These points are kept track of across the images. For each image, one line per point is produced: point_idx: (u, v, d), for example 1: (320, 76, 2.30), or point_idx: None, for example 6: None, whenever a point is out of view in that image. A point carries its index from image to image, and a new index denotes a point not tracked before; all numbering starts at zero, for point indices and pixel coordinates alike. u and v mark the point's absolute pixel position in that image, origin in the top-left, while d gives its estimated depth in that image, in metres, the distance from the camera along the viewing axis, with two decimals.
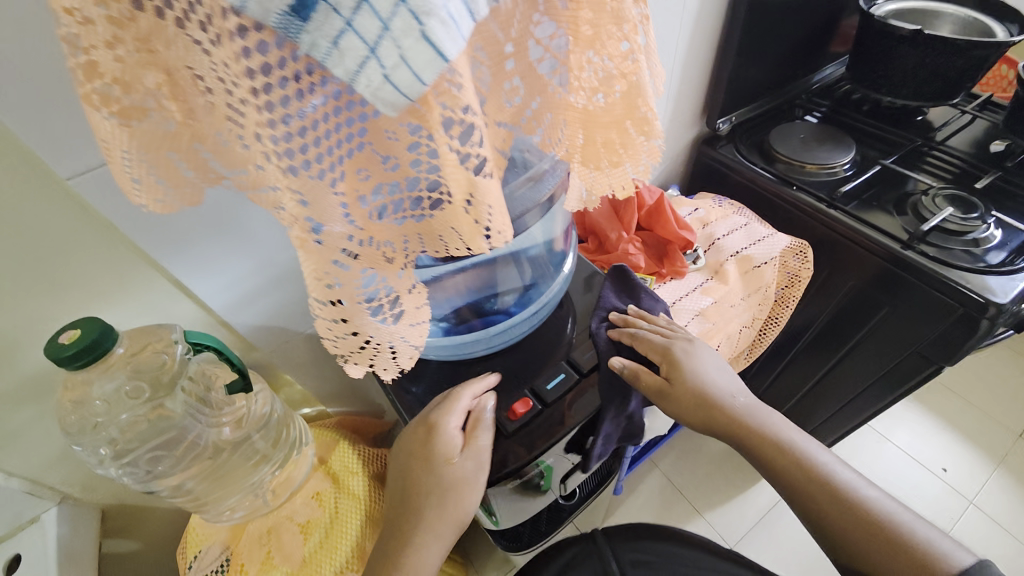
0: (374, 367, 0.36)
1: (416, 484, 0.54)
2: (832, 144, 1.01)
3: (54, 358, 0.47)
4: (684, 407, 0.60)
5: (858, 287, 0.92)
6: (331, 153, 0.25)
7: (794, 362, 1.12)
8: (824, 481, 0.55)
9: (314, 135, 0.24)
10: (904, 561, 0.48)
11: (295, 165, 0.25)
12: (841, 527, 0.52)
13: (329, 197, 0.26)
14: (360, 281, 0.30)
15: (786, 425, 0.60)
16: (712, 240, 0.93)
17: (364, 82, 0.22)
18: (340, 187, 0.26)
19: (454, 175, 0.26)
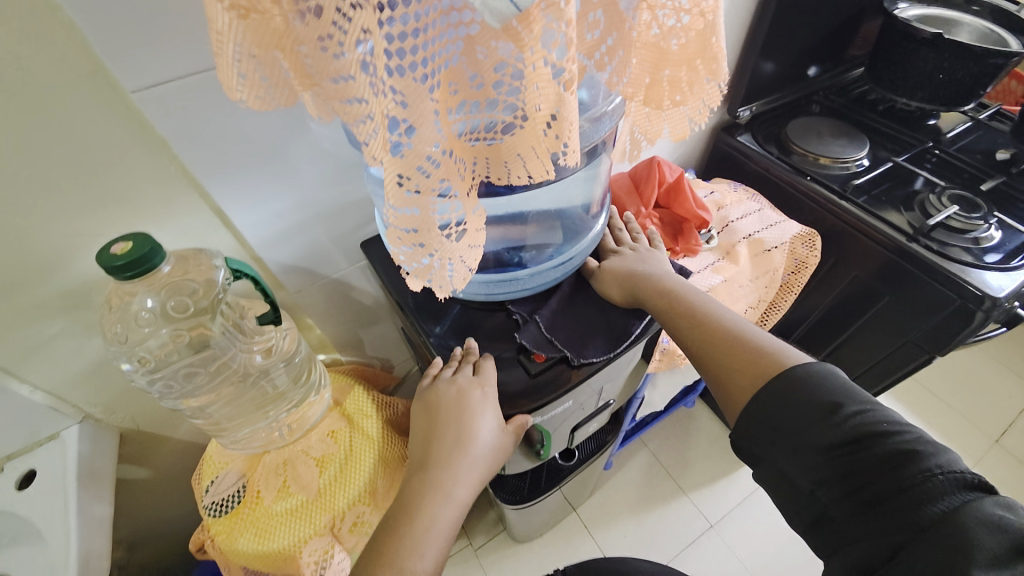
0: (431, 282, 0.38)
1: (441, 418, 0.58)
2: (846, 139, 1.04)
3: (105, 266, 0.48)
4: (609, 283, 0.63)
5: (860, 277, 0.96)
6: (434, 58, 0.28)
7: (789, 351, 1.17)
8: (702, 315, 0.56)
9: (423, 38, 0.27)
10: (751, 368, 0.49)
11: (402, 65, 0.27)
12: (709, 347, 0.53)
13: (425, 101, 0.29)
14: (434, 192, 0.33)
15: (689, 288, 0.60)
16: (725, 223, 0.95)
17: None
18: (436, 94, 0.29)
19: (545, 90, 0.29)
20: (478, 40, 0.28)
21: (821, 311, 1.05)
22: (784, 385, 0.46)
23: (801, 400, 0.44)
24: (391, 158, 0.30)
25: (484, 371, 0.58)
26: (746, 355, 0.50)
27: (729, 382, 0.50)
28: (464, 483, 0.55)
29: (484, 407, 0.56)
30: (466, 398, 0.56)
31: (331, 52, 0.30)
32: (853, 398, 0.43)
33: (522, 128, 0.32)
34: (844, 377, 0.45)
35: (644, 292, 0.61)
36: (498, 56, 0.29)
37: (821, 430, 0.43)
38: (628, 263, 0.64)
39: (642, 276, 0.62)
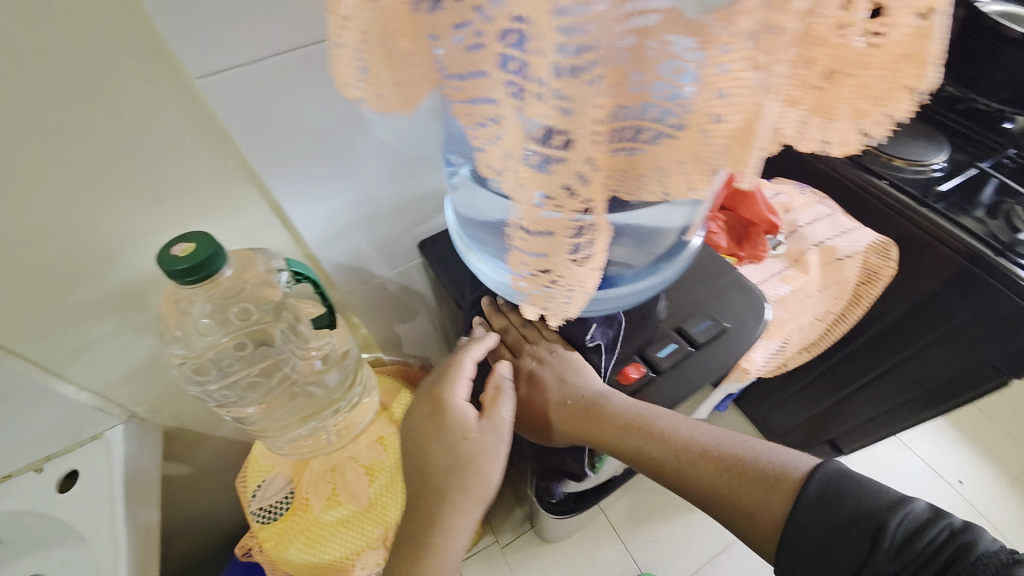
0: (546, 309, 0.34)
1: (432, 462, 0.49)
2: (924, 140, 0.97)
3: (167, 270, 0.44)
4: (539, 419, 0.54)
5: (935, 290, 0.88)
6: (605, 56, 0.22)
7: (840, 364, 1.12)
8: (686, 452, 0.50)
9: (598, 33, 0.22)
10: (765, 493, 0.46)
11: (567, 63, 0.22)
12: (729, 497, 0.47)
13: (589, 109, 0.24)
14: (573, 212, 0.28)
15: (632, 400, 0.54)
16: (794, 228, 0.90)
17: None
18: (602, 97, 0.24)
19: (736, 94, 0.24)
20: (652, 34, 0.23)
21: (879, 326, 1.00)
22: (811, 509, 0.43)
23: (838, 524, 0.42)
24: (534, 175, 0.26)
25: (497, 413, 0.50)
26: (755, 480, 0.46)
27: (754, 527, 0.45)
28: (459, 539, 0.47)
29: (484, 453, 0.49)
30: (482, 448, 0.49)
31: (468, 43, 0.25)
32: (879, 502, 0.41)
33: (674, 136, 0.28)
34: (851, 473, 0.44)
35: (598, 433, 0.52)
36: (671, 53, 0.24)
37: (869, 558, 0.40)
38: (564, 387, 0.53)
39: (588, 406, 0.52)
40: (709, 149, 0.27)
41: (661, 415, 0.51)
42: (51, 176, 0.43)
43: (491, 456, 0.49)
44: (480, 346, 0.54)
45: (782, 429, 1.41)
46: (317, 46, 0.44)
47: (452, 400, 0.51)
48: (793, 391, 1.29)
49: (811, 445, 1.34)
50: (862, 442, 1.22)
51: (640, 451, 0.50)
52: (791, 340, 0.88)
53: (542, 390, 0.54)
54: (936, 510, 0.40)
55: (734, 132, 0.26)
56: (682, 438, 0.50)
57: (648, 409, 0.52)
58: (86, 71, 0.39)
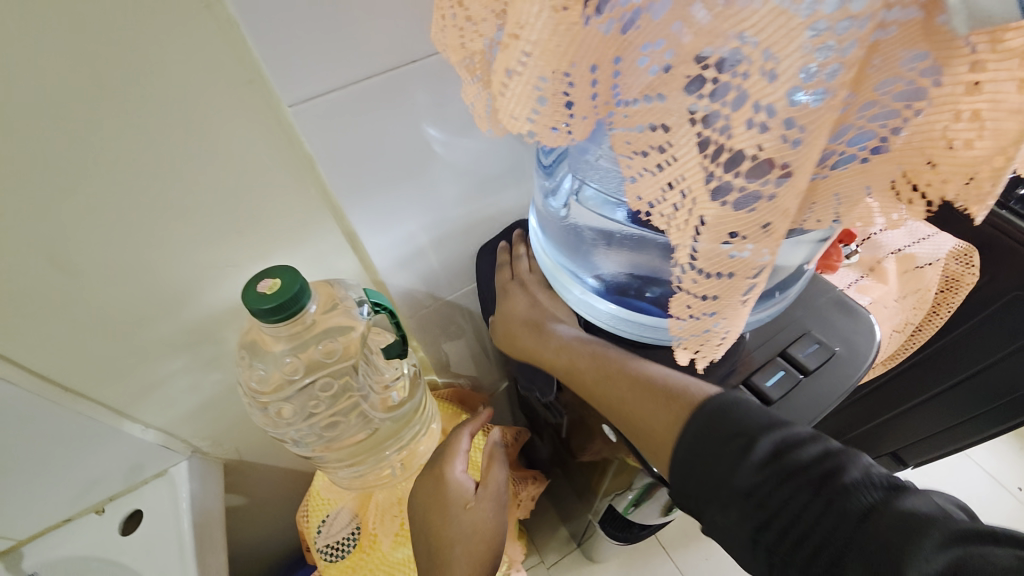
0: (695, 354, 0.30)
1: (444, 537, 0.54)
2: None
3: (253, 309, 0.42)
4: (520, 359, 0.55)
5: (1012, 301, 0.77)
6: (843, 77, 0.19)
7: (895, 380, 1.03)
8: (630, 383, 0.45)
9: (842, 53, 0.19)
10: (671, 415, 0.41)
11: (802, 89, 0.19)
12: (655, 433, 0.41)
13: (814, 138, 0.20)
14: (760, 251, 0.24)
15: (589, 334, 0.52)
16: (868, 235, 0.83)
17: None
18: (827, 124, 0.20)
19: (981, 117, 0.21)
20: (882, 49, 0.20)
21: (939, 342, 0.90)
22: (698, 427, 0.39)
23: (719, 441, 0.38)
24: (724, 212, 0.23)
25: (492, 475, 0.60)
26: (659, 398, 0.42)
27: (647, 439, 0.42)
28: None
29: (485, 521, 0.55)
30: (482, 516, 0.55)
31: (653, 67, 0.22)
32: (756, 421, 0.38)
33: (864, 161, 0.24)
34: (757, 405, 0.39)
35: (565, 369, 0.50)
36: (896, 69, 0.21)
37: (732, 475, 0.36)
38: (547, 339, 0.52)
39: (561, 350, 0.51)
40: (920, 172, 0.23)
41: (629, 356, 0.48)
42: (134, 213, 0.41)
43: (489, 520, 0.55)
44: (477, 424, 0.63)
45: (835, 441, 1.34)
46: (405, 67, 0.42)
47: (449, 474, 0.57)
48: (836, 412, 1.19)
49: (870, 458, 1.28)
50: (933, 453, 1.15)
51: (575, 374, 0.48)
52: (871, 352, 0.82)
53: (536, 339, 0.53)
54: (825, 441, 0.36)
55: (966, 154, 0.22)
56: (631, 371, 0.46)
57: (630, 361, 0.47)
58: (176, 103, 0.37)
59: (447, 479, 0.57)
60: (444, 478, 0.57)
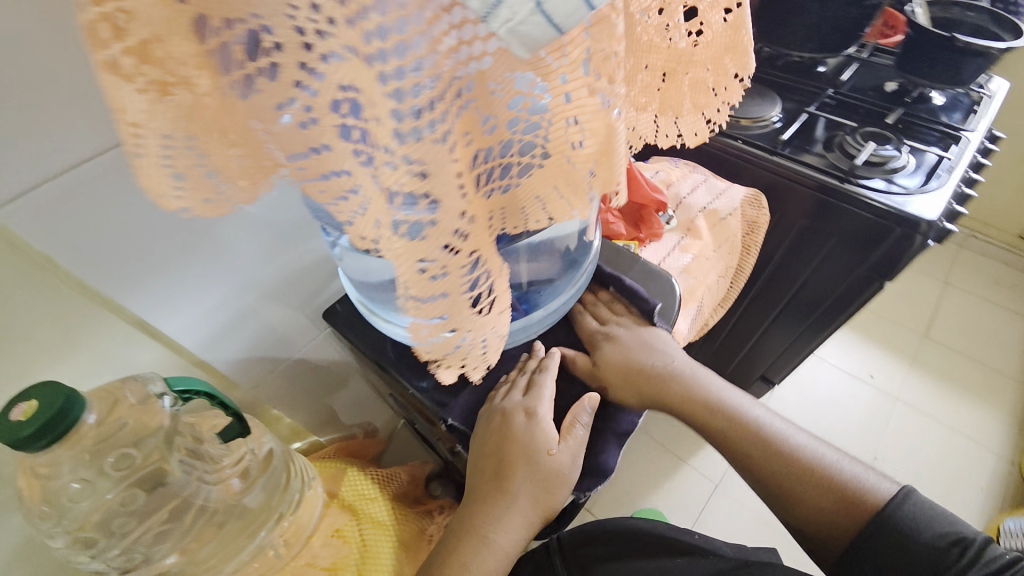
0: (464, 367, 0.33)
1: (509, 473, 0.54)
2: (759, 98, 1.08)
3: (10, 442, 0.36)
4: (619, 392, 0.60)
5: (805, 225, 1.00)
6: (444, 113, 0.22)
7: (749, 309, 1.21)
8: (718, 413, 0.63)
9: (427, 95, 0.21)
10: (812, 483, 0.58)
11: (406, 130, 0.22)
12: (781, 478, 0.59)
13: (445, 167, 0.23)
14: (461, 268, 0.27)
15: (720, 387, 0.65)
16: (678, 200, 0.96)
17: (505, 15, 0.19)
18: (455, 150, 0.23)
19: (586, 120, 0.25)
20: (489, 75, 0.22)
21: (772, 265, 1.10)
22: (884, 525, 0.53)
23: (926, 538, 0.51)
24: (406, 242, 0.25)
25: (573, 435, 0.55)
26: (801, 475, 0.59)
27: (786, 492, 0.59)
28: (508, 534, 0.55)
29: (559, 470, 0.54)
30: (557, 463, 0.54)
31: (293, 120, 0.22)
32: (936, 533, 0.51)
33: (540, 167, 0.27)
34: (937, 511, 0.53)
35: (662, 390, 0.62)
36: (515, 89, 0.23)
37: (942, 563, 0.50)
38: (643, 361, 0.61)
39: (647, 369, 0.61)
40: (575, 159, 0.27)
41: (716, 386, 0.65)
42: None
43: (564, 475, 0.54)
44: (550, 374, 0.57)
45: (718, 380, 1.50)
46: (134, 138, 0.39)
47: (540, 420, 0.55)
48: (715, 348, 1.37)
49: (748, 386, 1.44)
50: (785, 371, 1.34)
51: (710, 424, 0.63)
52: (706, 300, 0.93)
53: (618, 341, 0.60)
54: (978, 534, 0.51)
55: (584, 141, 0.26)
56: (763, 438, 0.61)
57: (720, 395, 0.64)
58: None
59: (539, 427, 0.54)
60: (536, 419, 0.54)
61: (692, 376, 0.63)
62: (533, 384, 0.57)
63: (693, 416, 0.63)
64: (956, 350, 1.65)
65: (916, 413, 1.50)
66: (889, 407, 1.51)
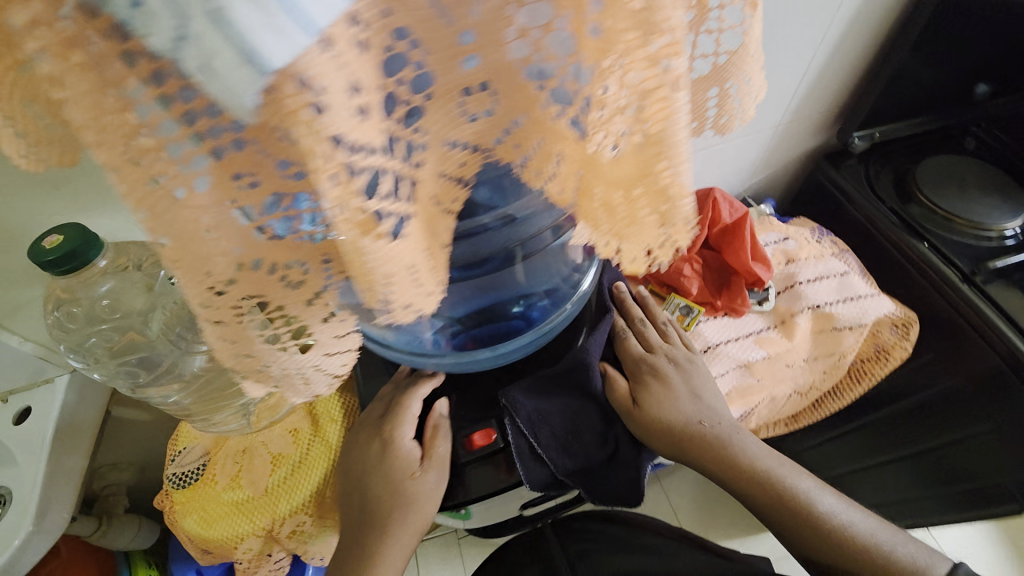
0: (281, 389, 0.30)
1: (372, 495, 0.49)
2: (1000, 197, 0.76)
3: (36, 261, 0.46)
4: (654, 434, 0.53)
5: (959, 386, 0.72)
6: (170, 158, 0.17)
7: (834, 442, 0.95)
8: (772, 484, 0.51)
9: (137, 133, 0.17)
10: (849, 558, 0.47)
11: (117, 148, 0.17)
12: (816, 552, 0.49)
13: (172, 219, 0.19)
14: (243, 319, 0.24)
15: (763, 454, 0.53)
16: (791, 282, 0.76)
17: (182, 67, 0.14)
18: (194, 201, 0.19)
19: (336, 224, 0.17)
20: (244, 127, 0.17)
21: (886, 407, 0.85)
22: None
23: None
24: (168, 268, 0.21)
25: (437, 448, 0.50)
26: (844, 549, 0.47)
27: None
28: (391, 557, 0.47)
29: (424, 494, 0.49)
30: (419, 486, 0.49)
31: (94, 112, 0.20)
32: None
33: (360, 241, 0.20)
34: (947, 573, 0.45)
35: (697, 445, 0.53)
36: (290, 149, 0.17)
37: None
38: (669, 407, 0.54)
39: (689, 424, 0.54)
40: (362, 262, 0.18)
41: (774, 460, 0.53)
42: None
43: (432, 495, 0.49)
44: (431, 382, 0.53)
45: None
46: None
47: (396, 442, 0.50)
48: None
49: None
50: None
51: (747, 494, 0.52)
52: (760, 409, 0.75)
53: (669, 386, 0.56)
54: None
55: (394, 252, 0.18)
56: (798, 498, 0.50)
57: (770, 461, 0.53)
58: None
59: (394, 450, 0.49)
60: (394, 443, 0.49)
61: (724, 439, 0.53)
62: (400, 401, 0.52)
63: (743, 493, 0.52)
64: None
65: None
66: None
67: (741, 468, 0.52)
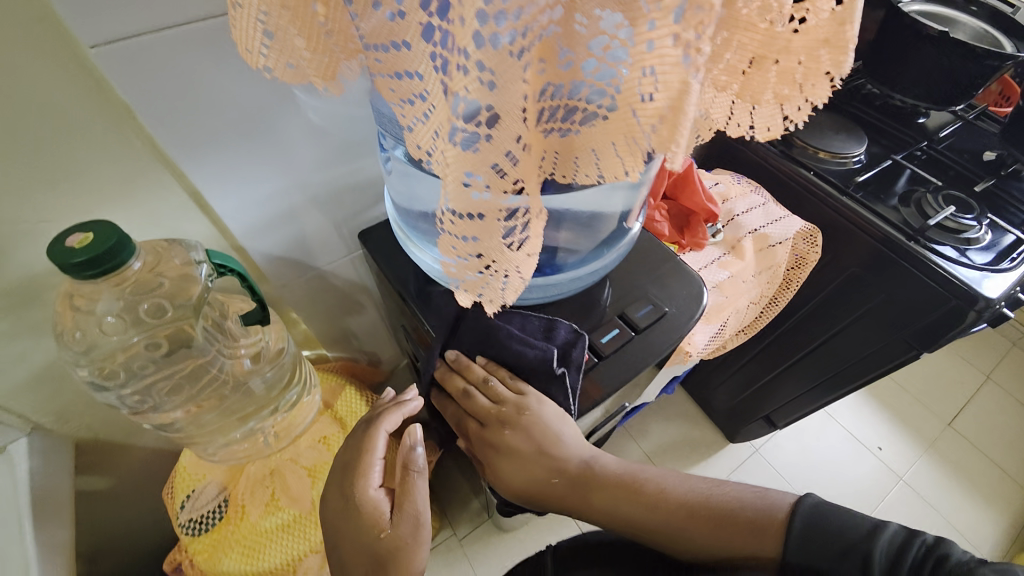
0: (481, 298, 0.32)
1: (352, 553, 0.52)
2: (846, 134, 1.03)
3: (60, 263, 0.40)
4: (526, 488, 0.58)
5: (854, 273, 0.96)
6: (532, 29, 0.22)
7: (775, 343, 1.19)
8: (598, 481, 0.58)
9: (527, 1, 0.21)
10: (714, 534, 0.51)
11: (504, 12, 0.20)
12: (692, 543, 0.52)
13: (514, 84, 0.23)
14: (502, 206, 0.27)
15: (627, 472, 0.58)
16: (731, 216, 0.94)
17: None
18: (527, 75, 0.23)
19: (665, 78, 0.23)
20: (579, 7, 0.23)
21: (811, 305, 1.06)
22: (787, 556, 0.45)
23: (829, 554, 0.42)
24: (459, 153, 0.24)
25: (409, 494, 0.52)
26: (715, 529, 0.51)
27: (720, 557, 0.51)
28: None
29: (399, 546, 0.50)
30: (394, 540, 0.50)
31: (384, 9, 0.23)
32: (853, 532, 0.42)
33: (605, 119, 0.27)
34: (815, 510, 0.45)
35: (568, 491, 0.58)
36: (599, 28, 0.23)
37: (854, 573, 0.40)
38: (530, 458, 0.57)
39: (550, 477, 0.57)
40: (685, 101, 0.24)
41: (605, 461, 0.60)
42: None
43: (408, 546, 0.50)
44: (397, 414, 0.59)
45: (723, 408, 1.49)
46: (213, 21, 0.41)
47: (364, 494, 0.54)
48: (732, 370, 1.36)
49: (748, 422, 1.41)
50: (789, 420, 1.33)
51: (630, 519, 0.56)
52: (730, 322, 0.91)
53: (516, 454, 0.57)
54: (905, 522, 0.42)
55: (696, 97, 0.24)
56: (661, 502, 0.55)
57: (592, 461, 0.59)
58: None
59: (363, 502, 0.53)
60: (360, 498, 0.53)
61: (589, 475, 0.58)
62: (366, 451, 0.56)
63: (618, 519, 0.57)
64: (975, 448, 1.53)
65: (914, 497, 1.42)
66: (889, 483, 1.44)
67: (612, 496, 0.57)
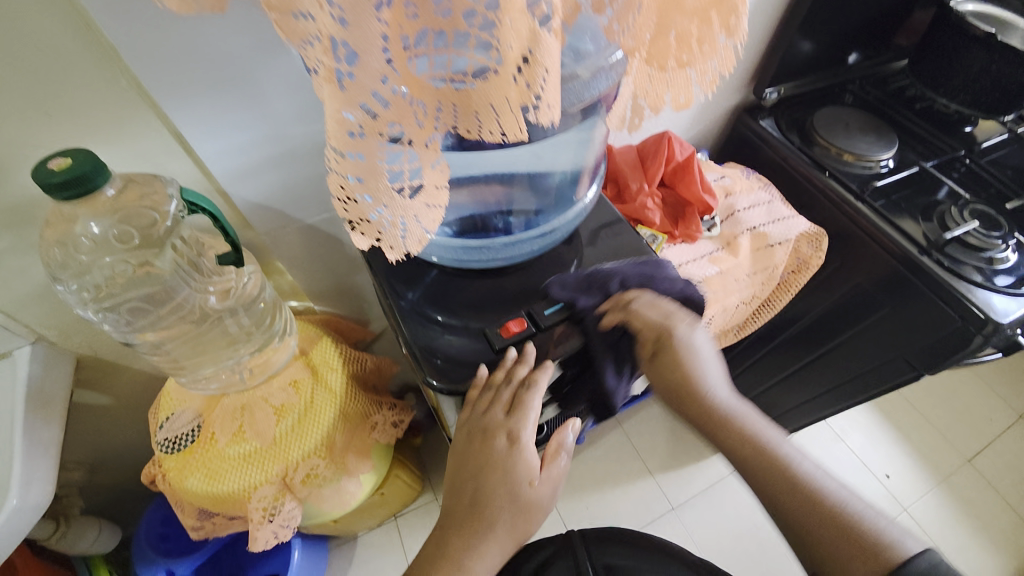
0: (381, 243, 0.34)
1: (483, 492, 0.52)
2: (874, 136, 0.96)
3: (41, 184, 0.44)
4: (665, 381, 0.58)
5: (860, 285, 0.91)
6: None
7: (772, 352, 1.13)
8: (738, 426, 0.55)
9: None
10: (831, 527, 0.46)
11: None
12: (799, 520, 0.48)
13: (369, 22, 0.25)
14: (382, 146, 0.29)
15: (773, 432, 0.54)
16: (731, 211, 0.91)
17: None
18: (384, 15, 0.25)
19: (517, 22, 0.25)
20: None
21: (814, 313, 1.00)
22: None
23: None
24: (332, 89, 0.26)
25: (553, 466, 0.55)
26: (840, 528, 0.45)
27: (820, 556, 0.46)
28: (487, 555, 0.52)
29: (537, 503, 0.53)
30: (535, 494, 0.53)
31: None
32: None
33: (494, 71, 0.26)
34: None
35: (705, 406, 0.56)
36: None
37: None
38: (676, 367, 0.57)
39: (689, 386, 0.57)
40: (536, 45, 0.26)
41: (751, 411, 0.56)
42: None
43: (542, 506, 0.54)
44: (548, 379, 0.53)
45: None
46: None
47: (522, 448, 0.53)
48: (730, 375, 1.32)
49: None
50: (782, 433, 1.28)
51: (743, 456, 0.53)
52: (717, 319, 0.87)
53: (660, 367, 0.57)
54: None
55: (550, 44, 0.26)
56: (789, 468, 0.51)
57: (742, 408, 0.56)
58: None
59: (519, 455, 0.53)
60: (519, 448, 0.53)
61: (734, 407, 0.56)
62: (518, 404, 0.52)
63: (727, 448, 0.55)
64: (995, 489, 1.43)
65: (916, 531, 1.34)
66: (891, 512, 1.36)
67: (735, 428, 0.54)
